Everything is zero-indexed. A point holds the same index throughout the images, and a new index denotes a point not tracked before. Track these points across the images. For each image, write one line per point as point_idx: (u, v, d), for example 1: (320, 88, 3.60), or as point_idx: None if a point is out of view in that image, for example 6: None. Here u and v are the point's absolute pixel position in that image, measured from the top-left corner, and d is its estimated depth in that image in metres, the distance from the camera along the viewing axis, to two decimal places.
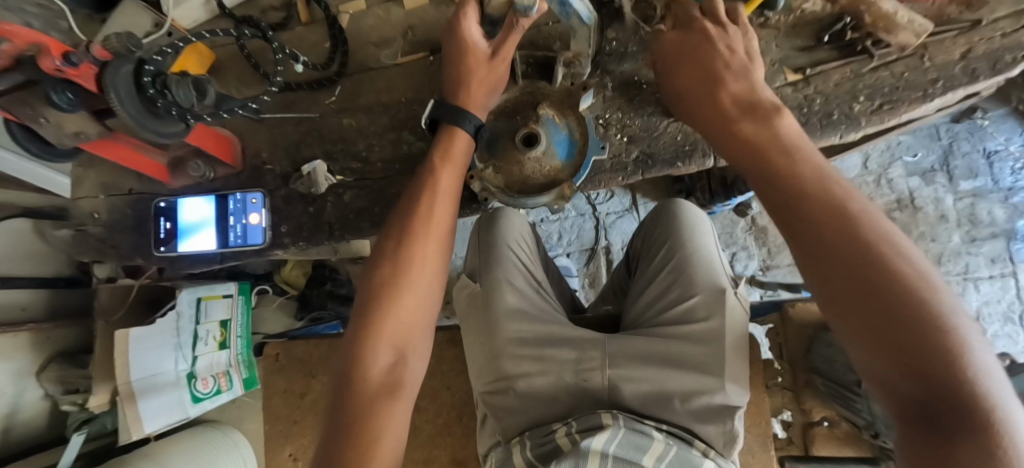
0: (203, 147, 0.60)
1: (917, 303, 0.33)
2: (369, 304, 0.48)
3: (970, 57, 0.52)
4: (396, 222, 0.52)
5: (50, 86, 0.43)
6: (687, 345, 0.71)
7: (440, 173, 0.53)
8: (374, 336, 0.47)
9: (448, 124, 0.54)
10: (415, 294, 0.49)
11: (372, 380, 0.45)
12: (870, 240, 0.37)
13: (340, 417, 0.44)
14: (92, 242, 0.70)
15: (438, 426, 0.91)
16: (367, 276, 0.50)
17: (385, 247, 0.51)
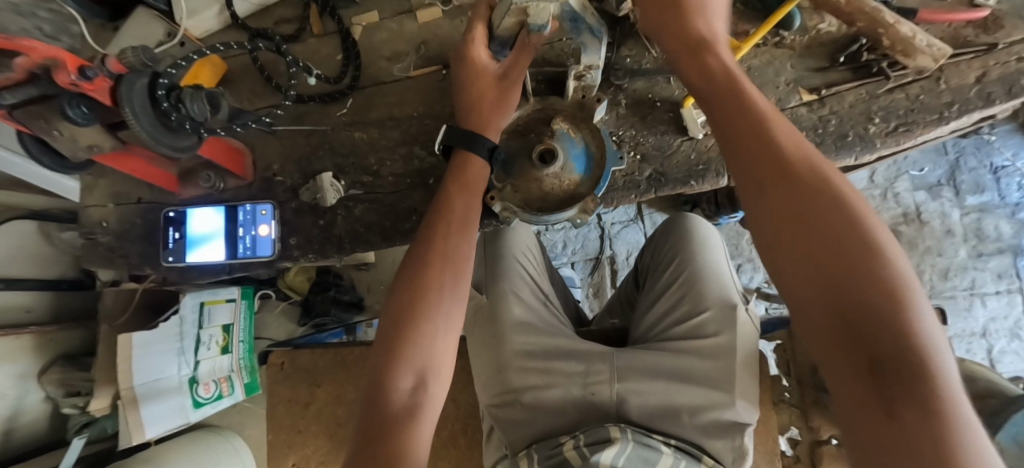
0: (215, 159, 0.61)
1: (883, 295, 0.31)
2: (391, 331, 0.47)
3: (985, 81, 0.52)
4: (415, 248, 0.52)
5: (66, 100, 0.43)
6: (694, 361, 0.71)
7: (458, 199, 0.53)
8: (396, 363, 0.45)
9: (462, 148, 0.54)
10: (437, 318, 0.48)
11: (395, 407, 0.44)
12: (856, 229, 0.34)
13: (363, 446, 0.42)
14: (100, 251, 0.69)
15: (442, 438, 0.90)
16: (388, 303, 0.50)
17: (404, 273, 0.50)
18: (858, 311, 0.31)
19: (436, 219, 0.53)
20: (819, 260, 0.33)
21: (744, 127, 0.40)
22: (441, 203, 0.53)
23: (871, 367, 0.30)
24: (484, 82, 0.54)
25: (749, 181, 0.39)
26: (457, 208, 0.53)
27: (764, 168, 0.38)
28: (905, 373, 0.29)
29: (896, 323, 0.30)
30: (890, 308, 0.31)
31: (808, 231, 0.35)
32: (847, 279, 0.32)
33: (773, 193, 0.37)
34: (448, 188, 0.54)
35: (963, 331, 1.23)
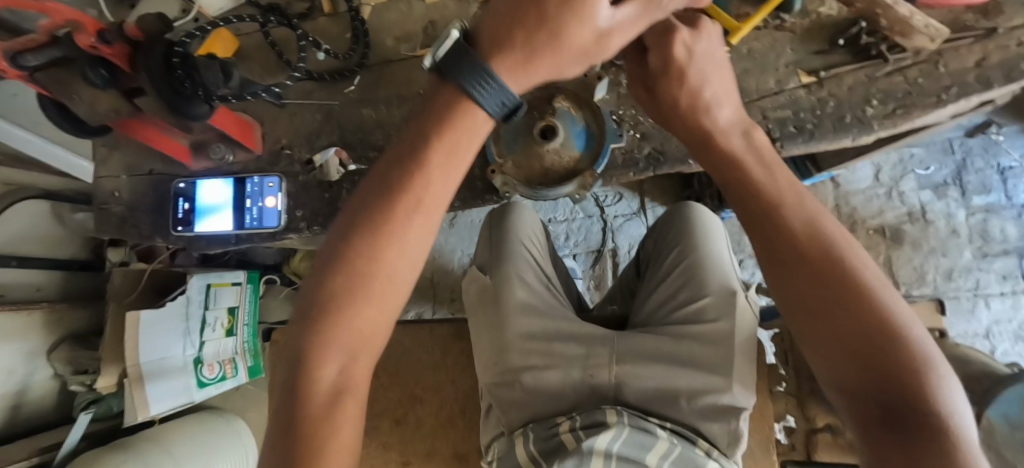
0: (225, 130, 0.61)
1: (882, 328, 0.36)
2: (319, 308, 0.40)
3: (984, 65, 0.52)
4: (365, 214, 0.40)
5: (85, 64, 0.45)
6: (695, 345, 0.71)
7: (433, 164, 0.40)
8: (322, 350, 0.39)
9: (456, 87, 0.39)
10: (376, 305, 0.40)
11: (318, 400, 0.39)
12: (849, 273, 0.39)
13: (279, 440, 0.38)
14: (112, 220, 0.71)
15: (440, 419, 0.91)
16: (321, 272, 0.41)
17: (346, 239, 0.40)
18: (843, 334, 0.37)
19: (402, 182, 0.40)
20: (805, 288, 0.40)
21: (722, 161, 0.48)
22: (408, 164, 0.40)
23: (864, 386, 0.36)
24: (580, 39, 0.38)
25: (751, 228, 0.45)
26: (429, 174, 0.40)
27: (745, 202, 0.46)
28: (896, 389, 0.35)
29: (881, 343, 0.36)
30: (894, 347, 0.36)
31: (795, 262, 0.41)
32: (830, 305, 0.39)
33: (769, 237, 0.43)
34: (427, 143, 0.40)
35: (966, 332, 1.22)
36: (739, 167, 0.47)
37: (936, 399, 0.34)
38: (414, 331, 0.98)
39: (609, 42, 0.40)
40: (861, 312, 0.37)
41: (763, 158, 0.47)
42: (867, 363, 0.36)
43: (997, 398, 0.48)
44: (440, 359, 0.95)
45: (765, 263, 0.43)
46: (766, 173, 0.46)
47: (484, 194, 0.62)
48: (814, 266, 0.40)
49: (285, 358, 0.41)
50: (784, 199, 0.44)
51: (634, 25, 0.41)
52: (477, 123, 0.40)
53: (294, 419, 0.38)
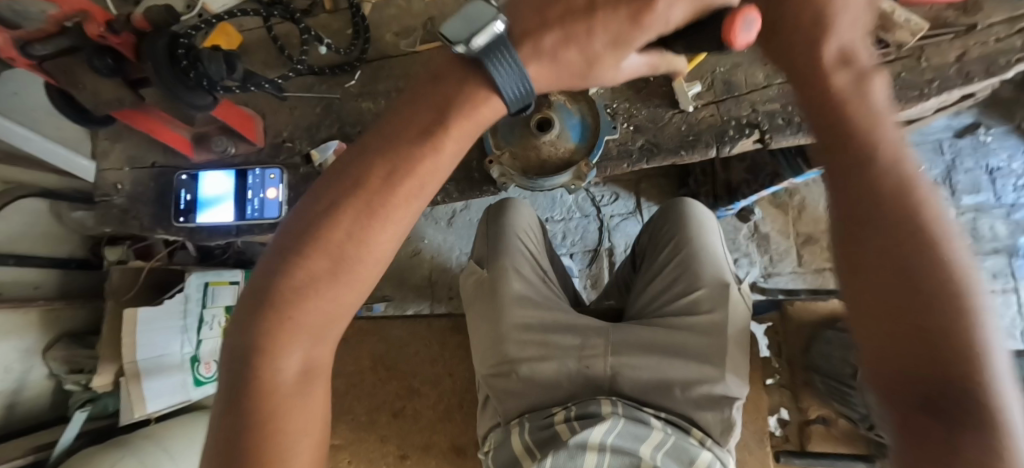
0: (228, 122, 0.63)
1: (955, 306, 0.30)
2: (283, 293, 0.37)
3: (965, 60, 0.54)
4: (347, 197, 0.37)
5: (91, 53, 0.46)
6: (688, 336, 0.72)
7: (428, 151, 0.37)
8: (284, 336, 0.37)
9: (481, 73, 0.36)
10: (347, 292, 0.38)
11: (280, 387, 0.37)
12: (930, 234, 0.32)
13: (234, 422, 0.36)
14: (114, 212, 0.72)
15: (438, 412, 0.94)
16: (289, 252, 0.37)
17: (323, 222, 0.37)
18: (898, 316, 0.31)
19: (394, 166, 0.36)
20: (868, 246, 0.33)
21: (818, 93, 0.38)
22: (403, 148, 0.37)
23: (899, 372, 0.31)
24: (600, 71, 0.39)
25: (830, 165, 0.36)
26: (426, 161, 0.37)
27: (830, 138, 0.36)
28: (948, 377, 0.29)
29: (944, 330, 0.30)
30: (963, 329, 0.29)
31: (866, 216, 0.33)
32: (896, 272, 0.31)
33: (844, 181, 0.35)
34: (436, 130, 0.37)
35: None
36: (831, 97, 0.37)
37: (994, 396, 0.28)
38: (413, 324, 1.00)
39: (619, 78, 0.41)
40: (934, 284, 0.30)
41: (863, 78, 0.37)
42: (923, 343, 0.30)
43: None
44: (438, 352, 0.98)
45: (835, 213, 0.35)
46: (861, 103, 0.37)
47: (482, 185, 0.63)
48: (888, 220, 0.32)
49: (235, 339, 0.38)
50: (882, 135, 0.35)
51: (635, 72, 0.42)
52: (491, 112, 0.37)
53: (248, 402, 0.37)
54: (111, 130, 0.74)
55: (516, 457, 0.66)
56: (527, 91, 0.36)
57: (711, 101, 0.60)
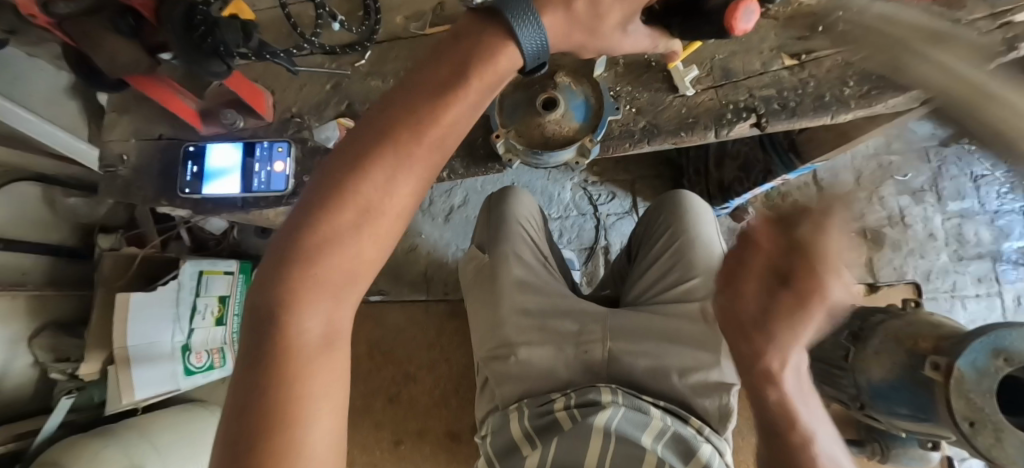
0: (239, 93, 0.64)
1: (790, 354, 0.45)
2: (308, 248, 0.34)
3: None
4: (375, 144, 0.35)
5: (112, 13, 0.49)
6: (684, 322, 0.74)
7: (452, 98, 0.36)
8: (310, 294, 0.34)
9: (500, 25, 0.36)
10: (376, 247, 0.36)
11: (303, 351, 0.34)
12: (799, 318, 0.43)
13: (248, 395, 0.33)
14: (119, 183, 0.73)
15: (434, 397, 1.00)
16: (311, 208, 0.35)
17: (351, 170, 0.35)
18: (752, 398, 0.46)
19: (422, 110, 0.35)
20: (753, 361, 0.46)
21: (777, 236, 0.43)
22: (433, 95, 0.35)
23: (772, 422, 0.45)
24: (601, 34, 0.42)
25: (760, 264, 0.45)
26: (455, 106, 0.36)
27: (736, 295, 0.46)
28: (781, 434, 0.44)
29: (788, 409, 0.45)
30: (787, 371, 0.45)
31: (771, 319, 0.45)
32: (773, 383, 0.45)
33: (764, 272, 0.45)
34: (458, 78, 0.36)
35: None
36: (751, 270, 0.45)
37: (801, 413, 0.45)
38: (411, 308, 1.06)
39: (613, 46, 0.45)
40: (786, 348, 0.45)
41: (816, 286, 0.43)
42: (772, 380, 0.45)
43: (966, 347, 0.49)
44: None
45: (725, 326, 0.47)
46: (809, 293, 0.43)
47: (487, 162, 0.65)
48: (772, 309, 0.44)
49: (253, 302, 0.35)
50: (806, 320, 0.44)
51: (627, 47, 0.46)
52: (509, 63, 0.37)
53: (265, 371, 0.33)
54: (117, 103, 0.75)
55: (513, 445, 0.66)
56: (543, 45, 0.38)
57: (710, 86, 0.62)
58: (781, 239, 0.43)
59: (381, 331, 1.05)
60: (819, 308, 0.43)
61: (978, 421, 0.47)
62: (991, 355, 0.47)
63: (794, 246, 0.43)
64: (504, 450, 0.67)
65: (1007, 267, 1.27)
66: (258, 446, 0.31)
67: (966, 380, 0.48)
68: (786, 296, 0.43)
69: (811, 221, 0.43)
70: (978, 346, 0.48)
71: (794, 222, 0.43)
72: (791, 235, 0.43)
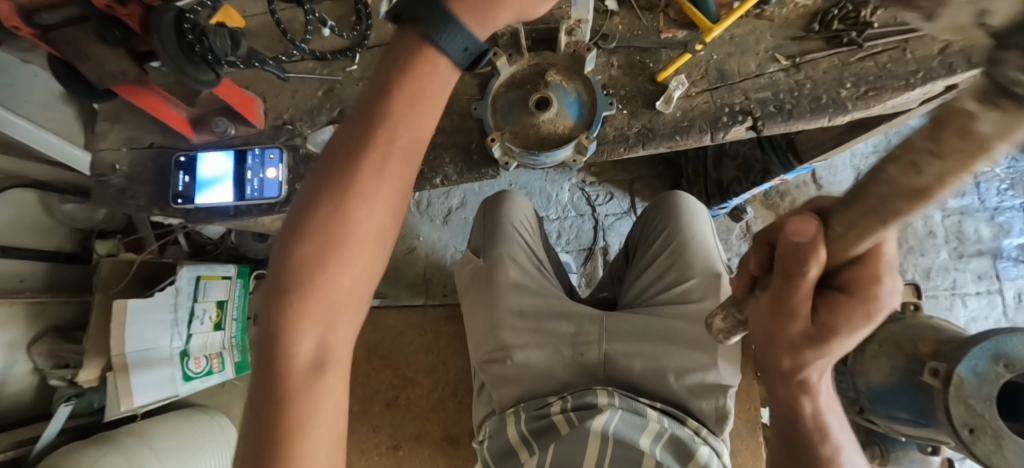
0: (229, 101, 0.63)
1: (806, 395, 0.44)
2: (286, 278, 0.36)
3: (947, 52, 0.56)
4: (335, 178, 0.37)
5: (99, 23, 0.47)
6: (683, 323, 0.73)
7: (395, 120, 0.37)
8: (294, 324, 0.36)
9: (424, 30, 0.37)
10: (352, 272, 0.37)
11: (295, 377, 0.36)
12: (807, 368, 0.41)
13: (256, 422, 0.35)
14: (111, 192, 0.72)
15: (432, 402, 0.99)
16: (290, 242, 0.37)
17: (316, 202, 0.37)
18: (787, 408, 0.46)
19: (373, 139, 0.37)
20: (791, 371, 0.42)
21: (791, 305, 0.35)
22: (375, 119, 0.37)
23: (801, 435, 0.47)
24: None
25: (777, 331, 0.38)
26: (401, 127, 0.37)
27: (780, 316, 0.36)
28: (809, 447, 0.47)
29: (821, 426, 0.47)
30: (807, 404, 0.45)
31: (779, 369, 0.43)
32: (807, 394, 0.44)
33: (785, 342, 0.39)
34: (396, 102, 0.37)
35: None
36: (798, 292, 0.34)
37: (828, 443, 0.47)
38: (407, 313, 1.06)
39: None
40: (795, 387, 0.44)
41: (872, 299, 0.34)
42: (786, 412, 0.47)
43: (966, 353, 0.48)
44: None
45: (757, 334, 0.41)
46: (870, 302, 0.34)
47: (481, 168, 0.64)
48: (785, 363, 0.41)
49: (254, 336, 0.37)
50: (859, 328, 0.35)
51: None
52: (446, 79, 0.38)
53: (267, 398, 0.36)
54: (110, 111, 0.75)
55: (511, 448, 0.66)
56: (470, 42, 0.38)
57: (705, 89, 0.61)
58: (827, 241, 0.30)
59: (379, 334, 1.05)
60: (885, 312, 0.35)
61: (977, 428, 0.47)
62: (992, 362, 0.47)
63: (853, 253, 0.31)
64: (501, 453, 0.67)
65: (1008, 264, 1.25)
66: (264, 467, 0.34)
67: (965, 386, 0.47)
68: (847, 311, 0.34)
69: (852, 220, 0.27)
70: (980, 351, 0.48)
71: (838, 214, 0.29)
72: (846, 241, 0.29)
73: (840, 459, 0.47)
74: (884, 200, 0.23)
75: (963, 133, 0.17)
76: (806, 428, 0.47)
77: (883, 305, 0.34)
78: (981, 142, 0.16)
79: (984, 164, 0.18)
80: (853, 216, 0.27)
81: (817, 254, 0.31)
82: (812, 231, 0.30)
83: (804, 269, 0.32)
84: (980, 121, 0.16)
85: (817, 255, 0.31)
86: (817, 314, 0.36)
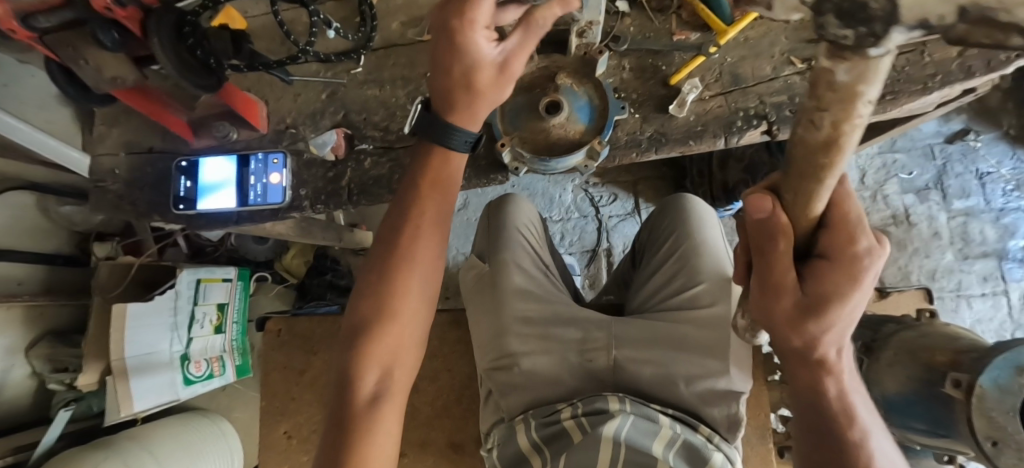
0: (232, 105, 0.62)
1: (819, 367, 0.45)
2: (354, 332, 0.49)
3: (966, 55, 0.55)
4: (383, 253, 0.50)
5: (97, 25, 0.45)
6: (692, 329, 0.72)
7: (426, 202, 0.50)
8: (359, 366, 0.47)
9: (428, 140, 0.50)
10: (400, 325, 0.49)
11: (357, 408, 0.46)
12: (817, 337, 0.41)
13: (329, 447, 0.46)
14: (110, 197, 0.71)
15: (437, 408, 0.94)
16: (354, 303, 0.50)
17: (373, 270, 0.50)
18: (810, 394, 0.47)
19: (408, 222, 0.50)
20: (806, 349, 0.43)
21: (774, 279, 0.37)
22: (410, 209, 0.50)
23: (827, 422, 0.47)
24: (483, 76, 0.45)
25: (773, 309, 0.39)
26: (429, 213, 0.51)
27: (770, 294, 0.38)
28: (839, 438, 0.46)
29: (849, 411, 0.47)
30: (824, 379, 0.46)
31: (790, 345, 0.43)
32: (826, 371, 0.45)
33: (785, 319, 0.40)
34: (421, 190, 0.50)
35: None
36: (777, 267, 0.36)
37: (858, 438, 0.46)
38: None
39: (510, 68, 0.46)
40: (808, 360, 0.45)
41: (851, 258, 0.35)
42: (809, 396, 0.47)
43: (988, 364, 0.47)
44: (437, 347, 0.96)
45: (761, 319, 0.42)
46: (850, 261, 0.35)
47: (490, 173, 0.63)
48: (790, 338, 0.42)
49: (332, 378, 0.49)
50: (850, 289, 0.37)
51: (527, 46, 0.46)
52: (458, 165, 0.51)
53: (340, 427, 0.46)
54: (108, 115, 0.73)
55: (521, 455, 0.66)
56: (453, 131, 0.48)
57: (719, 92, 0.60)
58: (786, 210, 0.32)
59: None
60: (871, 269, 0.36)
61: (1000, 441, 0.46)
62: (1016, 374, 0.46)
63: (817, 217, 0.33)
64: (512, 460, 0.67)
65: (1013, 265, 1.24)
66: None
67: (988, 398, 0.46)
68: (831, 275, 0.36)
69: (796, 186, 0.29)
70: (1002, 363, 0.47)
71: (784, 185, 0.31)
72: (800, 207, 0.31)
73: (870, 444, 0.46)
74: (807, 161, 0.26)
75: (832, 86, 0.20)
76: (833, 414, 0.47)
77: (868, 263, 0.36)
78: (846, 88, 0.20)
79: (865, 107, 0.21)
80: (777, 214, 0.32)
81: (783, 225, 0.33)
82: (770, 204, 0.32)
83: (775, 242, 0.34)
84: (836, 71, 0.20)
85: (783, 227, 0.33)
86: (804, 284, 0.38)
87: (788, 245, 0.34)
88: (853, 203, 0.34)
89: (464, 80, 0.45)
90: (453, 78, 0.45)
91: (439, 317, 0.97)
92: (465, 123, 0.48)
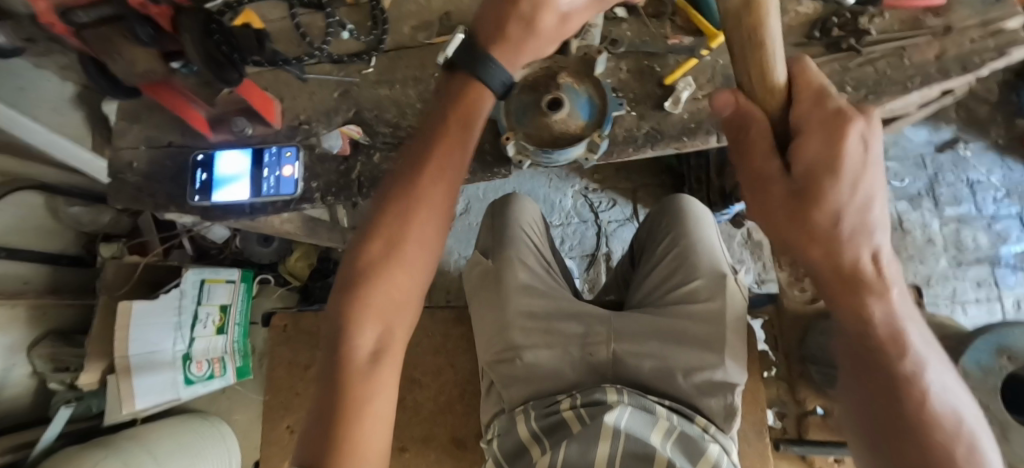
0: (250, 101, 0.65)
1: (859, 287, 0.39)
2: (355, 280, 0.47)
3: (942, 59, 0.58)
4: (396, 193, 0.49)
5: (134, 20, 0.48)
6: (689, 323, 0.74)
7: (449, 142, 0.50)
8: (361, 318, 0.46)
9: (467, 73, 0.50)
10: (405, 277, 0.48)
11: (359, 361, 0.45)
12: (841, 234, 0.37)
13: (326, 393, 0.45)
14: (128, 190, 0.74)
15: (439, 404, 0.95)
16: (358, 239, 0.49)
17: (384, 209, 0.49)
18: (852, 319, 0.41)
19: (425, 164, 0.50)
20: (832, 261, 0.38)
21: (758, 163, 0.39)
22: (433, 150, 0.50)
23: (872, 347, 0.42)
24: (545, 19, 0.50)
25: (770, 206, 0.38)
26: (452, 157, 0.50)
27: (759, 188, 0.39)
28: (902, 401, 0.40)
29: (897, 337, 0.41)
30: (864, 297, 0.40)
31: (817, 254, 0.38)
32: (861, 287, 0.39)
33: (788, 215, 0.37)
34: (444, 129, 0.50)
35: None
36: (755, 151, 0.39)
37: (932, 414, 0.40)
38: None
39: (569, 22, 0.52)
40: (846, 274, 0.39)
41: (827, 118, 0.36)
42: (857, 335, 0.42)
43: (969, 347, 0.51)
44: (441, 343, 0.98)
45: (767, 231, 0.40)
46: (829, 124, 0.36)
47: (494, 167, 0.67)
48: (802, 240, 0.37)
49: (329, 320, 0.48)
50: (838, 159, 0.35)
51: (590, 11, 0.53)
52: (482, 108, 0.51)
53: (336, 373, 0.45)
54: (129, 112, 0.76)
55: (522, 445, 0.67)
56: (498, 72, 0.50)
57: (712, 93, 0.64)
58: (747, 92, 0.39)
59: None
60: (857, 133, 0.35)
61: (984, 420, 0.50)
62: (995, 354, 0.50)
63: (778, 84, 0.38)
64: (513, 451, 0.68)
65: (1006, 271, 1.26)
66: (336, 428, 0.43)
67: (972, 378, 0.50)
68: (810, 143, 0.36)
69: (743, 40, 0.35)
70: (983, 344, 0.51)
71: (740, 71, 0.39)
72: (758, 68, 0.36)
73: (926, 380, 0.41)
74: None
75: None
76: (880, 342, 0.41)
77: (856, 126, 0.35)
78: None
79: None
80: (743, 114, 0.39)
81: (748, 107, 0.39)
82: (731, 97, 0.40)
83: (753, 122, 0.38)
84: None
85: (748, 106, 0.39)
86: (791, 168, 0.37)
87: (759, 127, 0.38)
88: (813, 71, 0.39)
89: (529, 14, 0.50)
90: (517, 10, 0.50)
91: (442, 313, 0.99)
92: (507, 62, 0.50)
